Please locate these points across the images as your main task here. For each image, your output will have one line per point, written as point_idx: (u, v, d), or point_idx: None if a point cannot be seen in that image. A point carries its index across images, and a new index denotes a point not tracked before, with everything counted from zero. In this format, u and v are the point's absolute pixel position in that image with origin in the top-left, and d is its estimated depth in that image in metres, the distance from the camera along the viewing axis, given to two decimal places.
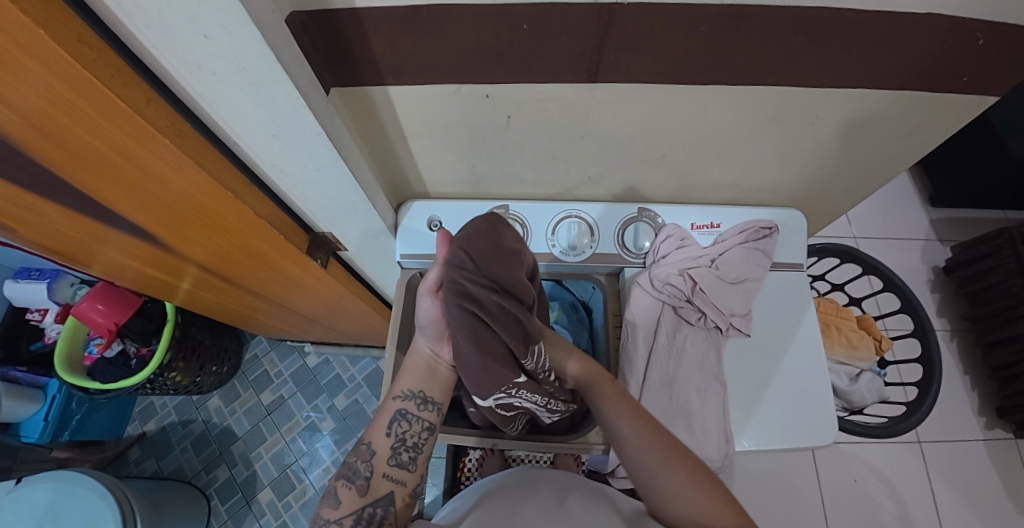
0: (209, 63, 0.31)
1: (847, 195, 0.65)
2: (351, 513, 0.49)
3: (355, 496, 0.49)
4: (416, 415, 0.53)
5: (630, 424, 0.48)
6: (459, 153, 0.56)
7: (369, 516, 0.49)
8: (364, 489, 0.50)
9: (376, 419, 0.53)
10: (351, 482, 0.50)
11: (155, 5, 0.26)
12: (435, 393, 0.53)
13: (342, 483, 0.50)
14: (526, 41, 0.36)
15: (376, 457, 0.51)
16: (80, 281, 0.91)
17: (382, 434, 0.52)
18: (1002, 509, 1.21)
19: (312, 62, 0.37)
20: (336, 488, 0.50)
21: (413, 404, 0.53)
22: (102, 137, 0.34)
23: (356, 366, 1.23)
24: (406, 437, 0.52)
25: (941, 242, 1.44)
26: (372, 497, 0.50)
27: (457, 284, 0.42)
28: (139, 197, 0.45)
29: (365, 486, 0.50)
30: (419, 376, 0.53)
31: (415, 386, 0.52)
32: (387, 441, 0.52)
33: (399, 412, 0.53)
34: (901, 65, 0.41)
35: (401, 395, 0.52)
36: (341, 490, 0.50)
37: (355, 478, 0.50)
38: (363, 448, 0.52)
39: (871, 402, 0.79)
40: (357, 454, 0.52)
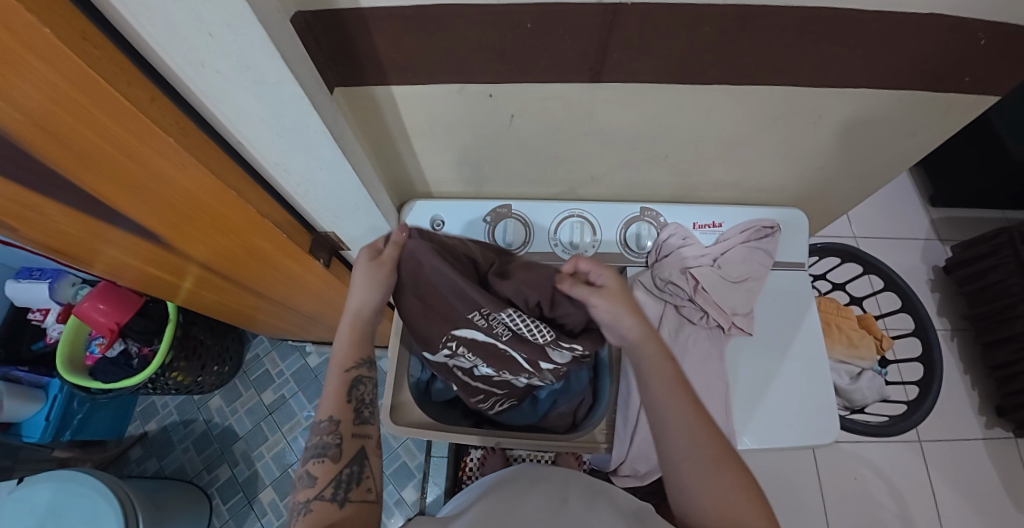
0: (213, 61, 0.31)
1: (849, 194, 0.66)
2: (329, 483, 0.48)
3: (329, 465, 0.48)
4: (365, 377, 0.54)
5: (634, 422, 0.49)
6: (462, 152, 0.56)
7: (347, 477, 0.48)
8: (337, 456, 0.49)
9: (327, 395, 0.52)
10: (323, 455, 0.49)
11: (160, 3, 0.26)
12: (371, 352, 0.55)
13: (313, 461, 0.49)
14: (530, 40, 0.37)
15: (341, 423, 0.51)
16: (81, 281, 0.92)
17: (342, 401, 0.52)
18: (1002, 507, 1.22)
19: (316, 61, 0.37)
20: (308, 470, 0.49)
21: (365, 369, 0.54)
22: (106, 136, 0.34)
23: None
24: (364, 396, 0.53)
25: (942, 241, 1.45)
26: (344, 459, 0.49)
27: (417, 253, 0.49)
28: (141, 196, 0.45)
29: (337, 453, 0.49)
30: (356, 340, 0.54)
31: (358, 355, 0.54)
32: (346, 405, 0.52)
33: (354, 380, 0.53)
34: (903, 65, 0.41)
35: (354, 365, 0.53)
36: (313, 467, 0.48)
37: (325, 451, 0.49)
38: (325, 423, 0.51)
39: (872, 401, 0.79)
40: (320, 429, 0.51)
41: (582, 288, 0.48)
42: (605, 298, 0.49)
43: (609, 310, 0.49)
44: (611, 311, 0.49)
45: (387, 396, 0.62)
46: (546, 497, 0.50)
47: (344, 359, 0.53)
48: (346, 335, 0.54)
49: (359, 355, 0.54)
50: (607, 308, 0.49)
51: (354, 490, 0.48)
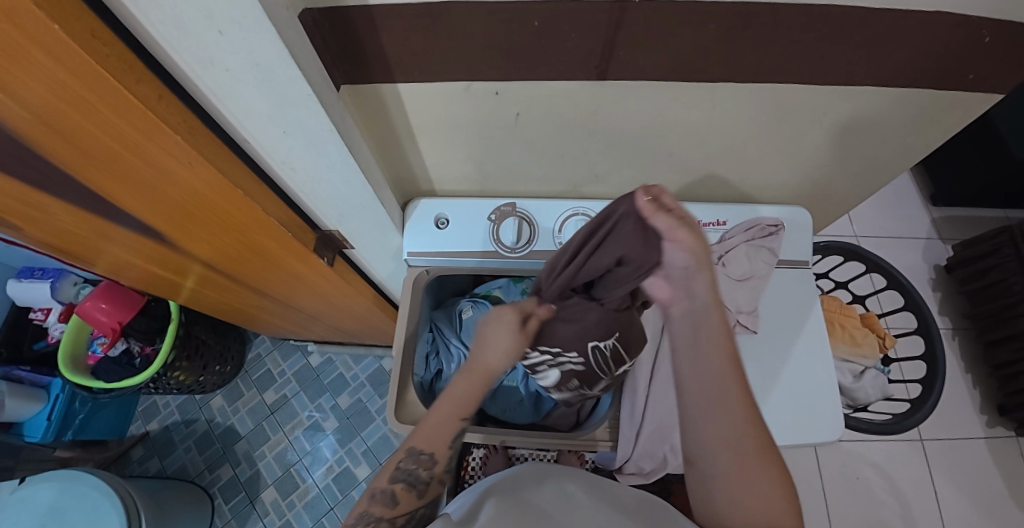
0: (222, 58, 0.32)
1: (851, 193, 0.66)
2: (406, 511, 0.50)
3: (412, 498, 0.50)
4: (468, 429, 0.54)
5: None
6: (467, 150, 0.57)
7: (418, 513, 0.51)
8: (422, 492, 0.51)
9: (429, 429, 0.52)
10: (412, 486, 0.50)
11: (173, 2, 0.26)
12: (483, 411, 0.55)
13: (401, 485, 0.50)
14: (536, 38, 0.37)
15: (437, 464, 0.52)
16: (83, 280, 0.92)
17: (445, 444, 0.52)
18: (1004, 506, 1.22)
19: (323, 60, 0.38)
20: (392, 489, 0.50)
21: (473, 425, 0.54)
22: (113, 133, 0.34)
23: (359, 365, 1.22)
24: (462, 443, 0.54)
25: (943, 241, 1.45)
26: (425, 498, 0.51)
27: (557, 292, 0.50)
28: (146, 194, 0.45)
29: (423, 489, 0.51)
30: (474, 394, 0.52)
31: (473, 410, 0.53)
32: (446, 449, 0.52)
33: (460, 429, 0.53)
34: (909, 62, 0.41)
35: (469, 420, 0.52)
36: (400, 492, 0.50)
37: (416, 483, 0.51)
38: (424, 457, 0.51)
39: (875, 400, 0.80)
40: (419, 461, 0.51)
41: (666, 217, 0.40)
42: (689, 234, 0.41)
43: (687, 248, 0.42)
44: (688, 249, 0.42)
45: (390, 397, 0.61)
46: (552, 496, 0.49)
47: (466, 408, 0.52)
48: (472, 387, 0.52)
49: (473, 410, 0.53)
50: (688, 246, 0.41)
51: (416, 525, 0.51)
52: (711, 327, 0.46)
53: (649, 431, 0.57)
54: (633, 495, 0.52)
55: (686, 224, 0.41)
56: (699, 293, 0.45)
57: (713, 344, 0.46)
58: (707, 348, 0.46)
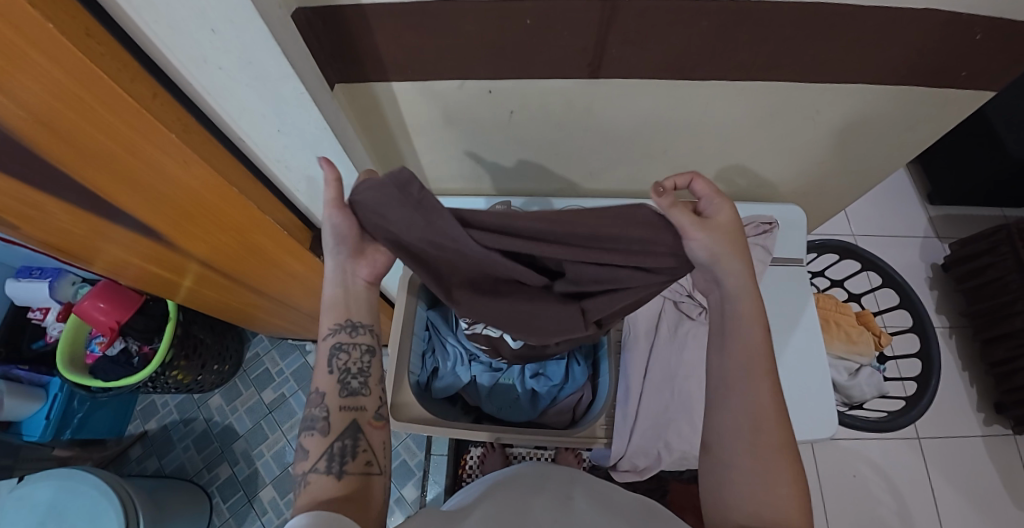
0: (215, 57, 0.32)
1: (844, 192, 0.67)
2: (323, 455, 0.40)
3: (319, 439, 0.41)
4: (352, 343, 0.45)
5: None
6: (462, 149, 0.57)
7: (341, 450, 0.40)
8: (326, 429, 0.41)
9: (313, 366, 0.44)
10: (311, 428, 0.41)
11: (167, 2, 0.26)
12: (364, 316, 0.46)
13: (303, 434, 0.41)
14: (528, 36, 0.37)
15: (328, 395, 0.42)
16: (80, 280, 0.92)
17: (324, 372, 0.44)
18: (1001, 504, 1.22)
19: (317, 58, 0.38)
20: (298, 443, 0.41)
21: (346, 333, 0.45)
22: (109, 133, 0.34)
23: None
24: (351, 365, 0.44)
25: (941, 239, 1.45)
26: (335, 432, 0.41)
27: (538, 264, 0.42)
28: (142, 193, 0.45)
29: (327, 426, 0.41)
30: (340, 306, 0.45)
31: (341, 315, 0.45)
32: (334, 379, 0.43)
33: (334, 348, 0.44)
34: (898, 61, 0.41)
35: (327, 332, 0.45)
36: (304, 441, 0.41)
37: (315, 423, 0.42)
38: (312, 396, 0.43)
39: (870, 397, 0.80)
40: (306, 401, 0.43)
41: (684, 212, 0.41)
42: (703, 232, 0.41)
43: (708, 244, 0.42)
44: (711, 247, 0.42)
45: (388, 395, 0.61)
46: (549, 498, 0.49)
47: (330, 314, 0.45)
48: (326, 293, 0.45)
49: (340, 316, 0.45)
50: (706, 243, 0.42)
51: (351, 462, 0.40)
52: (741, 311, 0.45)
53: (642, 427, 0.57)
54: (633, 498, 0.52)
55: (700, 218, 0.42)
56: (728, 283, 0.45)
57: (742, 329, 0.45)
58: (736, 331, 0.45)
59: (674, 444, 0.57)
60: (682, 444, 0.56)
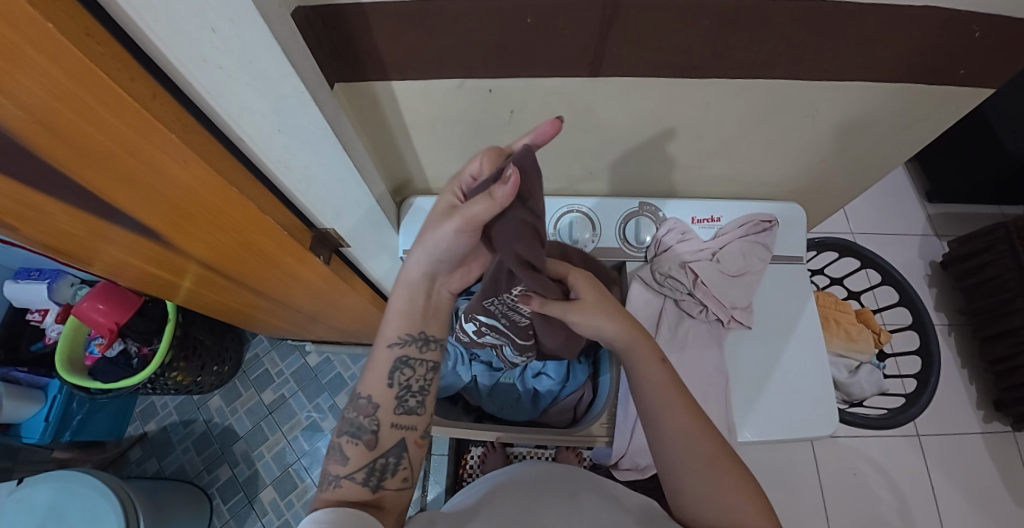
0: (215, 56, 0.32)
1: (843, 191, 0.67)
2: (362, 466, 0.44)
3: (363, 451, 0.44)
4: (418, 360, 0.46)
5: (656, 414, 0.48)
6: (463, 148, 0.57)
7: (382, 467, 0.44)
8: (371, 443, 0.44)
9: (370, 372, 0.46)
10: (356, 437, 0.44)
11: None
12: (434, 329, 0.47)
13: (347, 439, 0.44)
14: (529, 35, 0.37)
15: (381, 409, 0.45)
16: (79, 281, 0.92)
17: (384, 385, 0.45)
18: (1000, 501, 1.22)
19: (317, 57, 0.38)
20: (341, 444, 0.44)
21: (414, 348, 0.46)
22: (109, 133, 0.34)
23: (358, 365, 1.22)
24: (412, 381, 0.46)
25: (939, 237, 1.45)
26: (381, 448, 0.45)
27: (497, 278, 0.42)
28: (142, 194, 0.45)
29: (372, 440, 0.44)
30: (411, 315, 0.45)
31: (415, 329, 0.45)
32: (389, 393, 0.45)
33: (399, 362, 0.45)
34: (898, 58, 0.41)
35: (397, 342, 0.45)
36: (347, 446, 0.44)
37: (361, 433, 0.44)
38: (364, 402, 0.45)
39: (870, 394, 0.79)
40: (358, 408, 0.45)
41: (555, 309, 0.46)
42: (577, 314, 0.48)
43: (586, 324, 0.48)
44: (589, 325, 0.49)
45: None
46: (552, 495, 0.50)
47: (404, 326, 0.45)
48: (402, 299, 0.45)
49: (416, 329, 0.45)
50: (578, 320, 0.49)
51: (388, 478, 0.45)
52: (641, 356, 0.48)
53: (642, 425, 0.57)
54: (634, 498, 0.51)
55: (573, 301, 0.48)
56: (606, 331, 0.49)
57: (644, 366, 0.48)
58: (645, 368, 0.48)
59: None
60: None
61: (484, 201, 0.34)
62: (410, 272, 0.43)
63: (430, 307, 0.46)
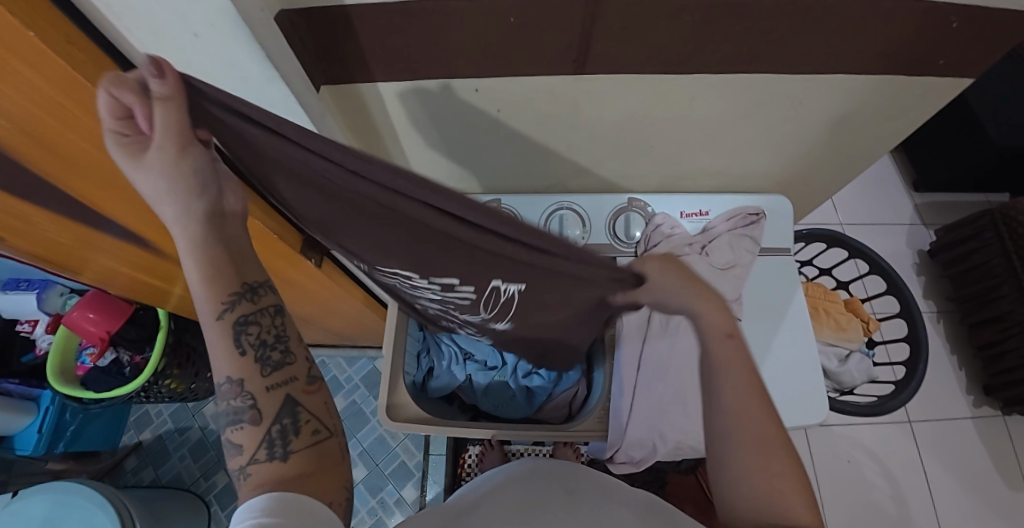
0: (197, 59, 0.32)
1: (829, 183, 0.68)
2: (261, 443, 0.35)
3: (252, 429, 0.35)
4: (260, 314, 0.37)
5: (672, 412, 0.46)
6: (451, 148, 0.57)
7: (281, 434, 0.35)
8: (256, 418, 0.35)
9: (216, 354, 0.37)
10: (239, 421, 0.35)
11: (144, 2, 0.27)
12: (252, 273, 0.37)
13: (230, 429, 0.35)
14: (512, 34, 0.37)
15: (247, 382, 0.36)
16: (69, 291, 0.91)
17: (235, 355, 0.36)
18: (992, 484, 1.24)
19: (302, 61, 0.38)
20: (227, 438, 0.36)
21: (247, 302, 0.36)
22: (93, 139, 0.34)
23: (353, 368, 1.13)
24: (265, 338, 0.37)
25: (926, 226, 1.47)
26: (269, 416, 0.36)
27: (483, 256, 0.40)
28: (129, 200, 0.45)
29: (254, 415, 0.35)
30: (214, 275, 0.35)
31: (230, 285, 0.35)
32: (246, 362, 0.36)
33: (238, 327, 0.36)
34: (880, 48, 0.41)
35: (220, 307, 0.35)
36: (235, 435, 0.35)
37: (240, 415, 0.35)
38: (226, 386, 0.36)
39: (860, 382, 0.81)
40: (223, 395, 0.36)
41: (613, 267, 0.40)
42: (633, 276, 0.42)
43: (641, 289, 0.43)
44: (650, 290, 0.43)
45: (382, 397, 0.60)
46: (550, 493, 0.50)
47: (212, 295, 0.35)
48: (198, 268, 0.34)
49: (231, 284, 0.35)
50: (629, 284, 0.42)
51: (296, 440, 0.36)
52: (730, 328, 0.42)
53: (639, 419, 0.58)
54: (633, 494, 0.51)
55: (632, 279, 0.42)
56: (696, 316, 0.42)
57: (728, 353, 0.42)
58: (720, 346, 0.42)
59: (666, 435, 0.57)
60: (676, 434, 0.57)
61: (157, 111, 0.27)
62: (182, 233, 0.33)
63: (232, 249, 0.36)
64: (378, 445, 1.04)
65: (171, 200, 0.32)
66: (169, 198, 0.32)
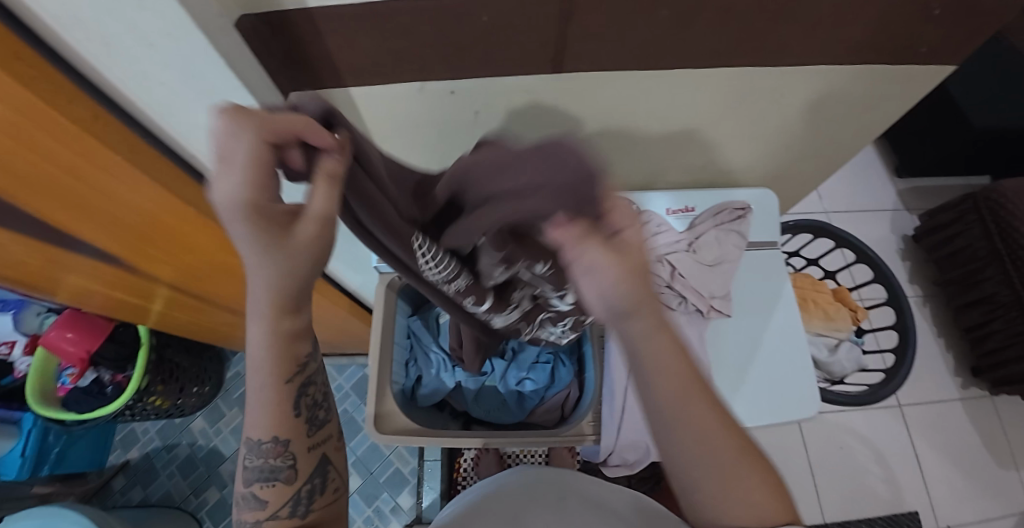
0: (155, 72, 0.30)
1: (812, 173, 0.68)
2: (287, 500, 0.38)
3: (283, 488, 0.38)
4: (316, 376, 0.38)
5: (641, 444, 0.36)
6: (429, 151, 0.55)
7: (309, 493, 0.39)
8: (292, 477, 0.38)
9: (257, 412, 0.35)
10: (272, 479, 0.37)
11: (95, 14, 0.25)
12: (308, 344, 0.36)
13: (258, 485, 0.37)
14: (486, 33, 0.36)
15: (294, 443, 0.37)
16: (47, 310, 0.87)
17: (288, 418, 0.36)
18: (981, 462, 1.27)
19: (268, 67, 0.36)
20: (251, 490, 0.38)
21: (310, 367, 0.37)
22: (53, 158, 0.32)
23: (343, 376, 1.11)
24: (317, 397, 0.38)
25: (909, 211, 1.49)
26: (302, 477, 0.38)
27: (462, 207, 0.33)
28: (97, 220, 0.43)
29: (292, 474, 0.38)
30: (288, 347, 0.33)
31: (302, 353, 0.35)
32: (299, 423, 0.37)
33: (300, 389, 0.36)
34: (861, 37, 0.41)
35: (296, 374, 0.35)
36: (261, 490, 0.37)
37: (275, 474, 0.37)
38: (270, 446, 0.36)
39: (850, 372, 0.81)
40: (262, 452, 0.36)
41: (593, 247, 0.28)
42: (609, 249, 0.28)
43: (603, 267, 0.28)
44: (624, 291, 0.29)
45: (370, 406, 0.59)
46: (540, 503, 0.49)
47: (281, 370, 0.33)
48: (267, 336, 0.32)
49: (303, 353, 0.35)
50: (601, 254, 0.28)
51: (318, 500, 0.40)
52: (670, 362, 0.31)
53: (631, 421, 0.57)
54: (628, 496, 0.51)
55: (599, 234, 0.28)
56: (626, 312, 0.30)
57: (666, 368, 0.31)
58: (655, 368, 0.31)
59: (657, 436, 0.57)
60: None
61: (321, 185, 0.25)
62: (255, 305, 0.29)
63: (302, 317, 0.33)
64: (371, 454, 1.03)
65: (266, 270, 0.26)
66: (264, 264, 0.26)
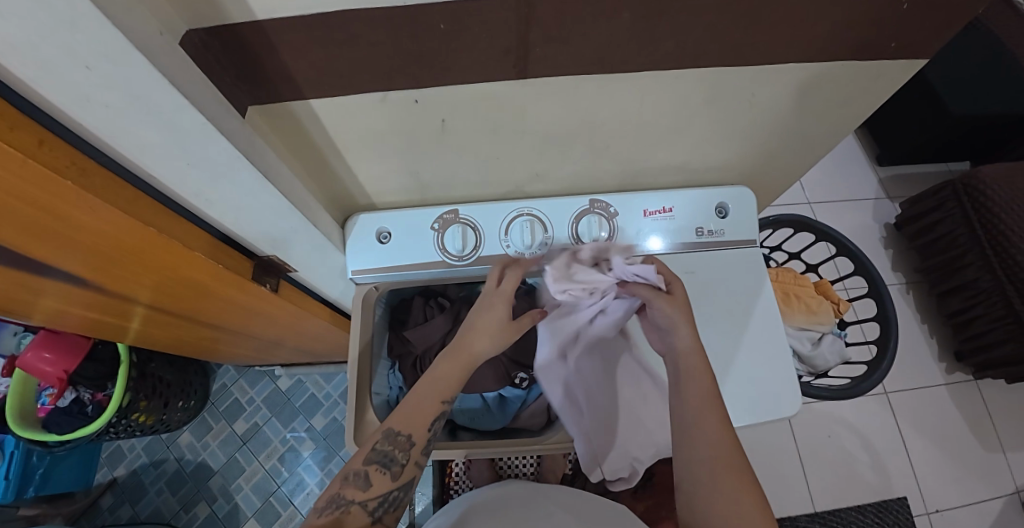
0: (96, 94, 0.28)
1: (789, 170, 0.67)
2: (378, 495, 0.48)
3: (386, 480, 0.49)
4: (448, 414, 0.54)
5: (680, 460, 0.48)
6: (400, 161, 0.54)
7: (394, 497, 0.49)
8: (398, 474, 0.49)
9: (410, 414, 0.51)
10: (386, 467, 0.49)
11: (30, 41, 0.23)
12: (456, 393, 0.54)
13: (375, 467, 0.49)
14: (445, 40, 0.35)
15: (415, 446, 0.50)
16: (24, 329, 0.82)
17: (425, 427, 0.51)
18: (967, 444, 1.29)
19: (222, 81, 0.35)
20: (365, 470, 0.48)
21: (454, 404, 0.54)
22: (6, 190, 0.30)
23: (331, 384, 1.19)
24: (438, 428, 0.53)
25: (891, 199, 1.50)
26: (400, 481, 0.49)
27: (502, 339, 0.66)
28: (55, 243, 0.40)
29: (399, 472, 0.49)
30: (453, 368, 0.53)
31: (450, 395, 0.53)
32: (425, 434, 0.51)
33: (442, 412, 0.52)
34: (831, 33, 0.40)
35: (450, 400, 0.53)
36: (373, 473, 0.48)
37: (390, 464, 0.49)
38: (401, 439, 0.50)
39: (834, 364, 0.82)
40: (395, 442, 0.50)
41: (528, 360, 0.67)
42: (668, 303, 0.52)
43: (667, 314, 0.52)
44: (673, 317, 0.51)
45: (350, 421, 0.59)
46: (523, 512, 0.50)
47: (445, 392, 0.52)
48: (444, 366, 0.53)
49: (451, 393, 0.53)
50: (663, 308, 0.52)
51: (390, 512, 0.49)
52: (692, 367, 0.50)
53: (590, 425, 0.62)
54: (610, 510, 0.53)
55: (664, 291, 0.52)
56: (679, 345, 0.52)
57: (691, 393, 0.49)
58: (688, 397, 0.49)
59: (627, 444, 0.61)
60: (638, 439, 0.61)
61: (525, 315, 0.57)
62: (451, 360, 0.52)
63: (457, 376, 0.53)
64: None
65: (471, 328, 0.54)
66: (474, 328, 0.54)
